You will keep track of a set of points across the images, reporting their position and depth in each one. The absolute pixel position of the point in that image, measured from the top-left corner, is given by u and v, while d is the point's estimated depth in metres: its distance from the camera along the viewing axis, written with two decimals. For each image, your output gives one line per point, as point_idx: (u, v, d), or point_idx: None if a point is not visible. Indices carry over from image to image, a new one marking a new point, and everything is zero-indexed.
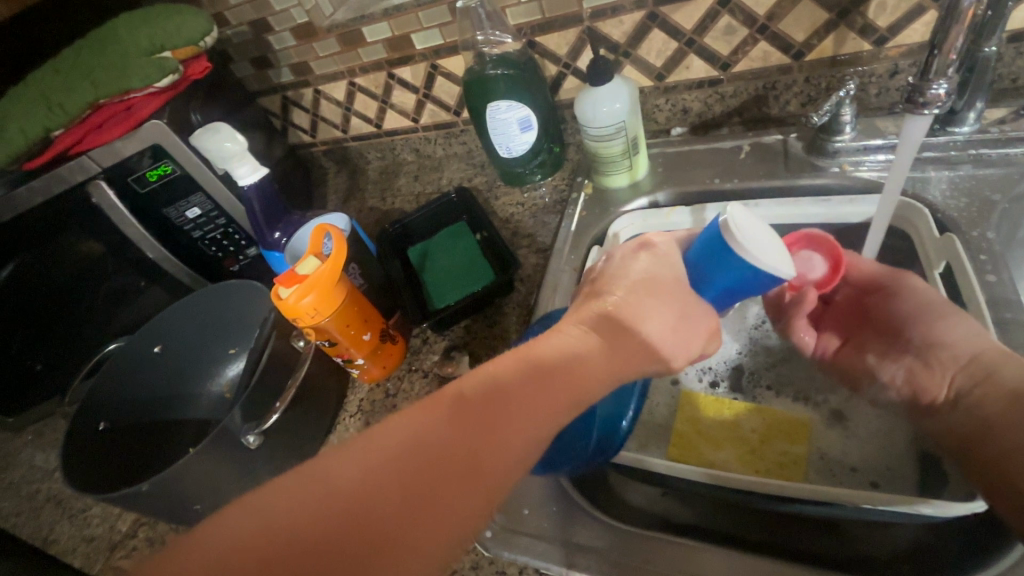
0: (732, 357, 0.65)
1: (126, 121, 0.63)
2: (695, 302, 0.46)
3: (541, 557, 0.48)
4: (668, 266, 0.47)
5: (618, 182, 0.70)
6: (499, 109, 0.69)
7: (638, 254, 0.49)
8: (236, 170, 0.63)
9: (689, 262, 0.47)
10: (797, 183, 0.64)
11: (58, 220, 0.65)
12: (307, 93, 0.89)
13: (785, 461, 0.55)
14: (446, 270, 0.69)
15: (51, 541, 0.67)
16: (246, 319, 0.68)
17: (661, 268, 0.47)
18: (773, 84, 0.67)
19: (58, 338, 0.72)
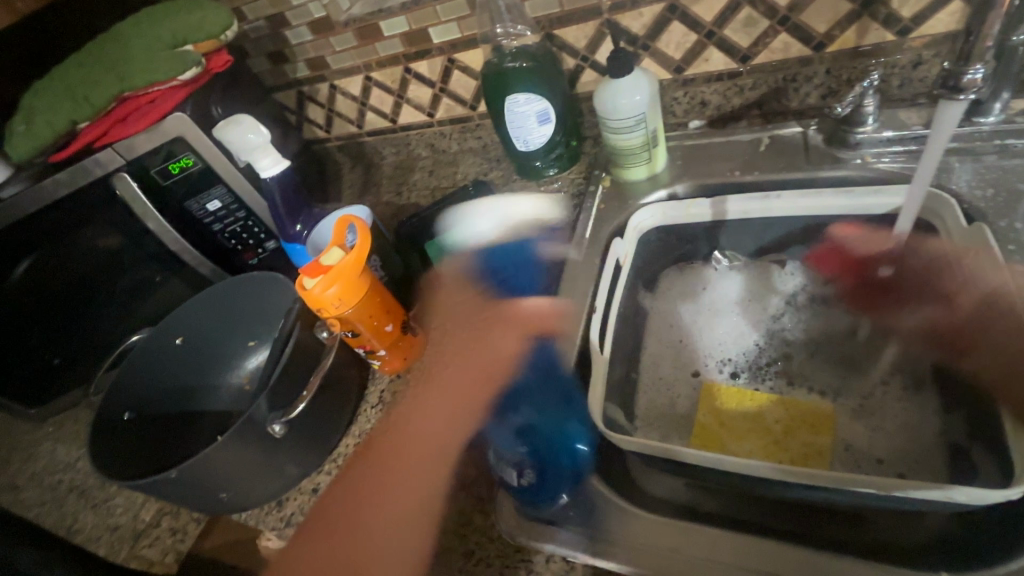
0: (752, 348, 0.65)
1: (150, 114, 0.63)
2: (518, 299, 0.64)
3: (567, 545, 0.47)
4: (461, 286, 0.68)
5: (637, 176, 0.70)
6: (517, 102, 0.69)
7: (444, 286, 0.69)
8: (259, 162, 0.62)
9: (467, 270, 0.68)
10: (819, 175, 0.64)
11: (82, 211, 0.66)
12: (323, 88, 0.89)
13: (809, 451, 0.55)
14: (460, 265, 0.69)
15: (75, 530, 0.68)
16: (266, 312, 0.68)
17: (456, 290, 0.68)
18: (793, 77, 0.66)
19: (79, 331, 0.73)
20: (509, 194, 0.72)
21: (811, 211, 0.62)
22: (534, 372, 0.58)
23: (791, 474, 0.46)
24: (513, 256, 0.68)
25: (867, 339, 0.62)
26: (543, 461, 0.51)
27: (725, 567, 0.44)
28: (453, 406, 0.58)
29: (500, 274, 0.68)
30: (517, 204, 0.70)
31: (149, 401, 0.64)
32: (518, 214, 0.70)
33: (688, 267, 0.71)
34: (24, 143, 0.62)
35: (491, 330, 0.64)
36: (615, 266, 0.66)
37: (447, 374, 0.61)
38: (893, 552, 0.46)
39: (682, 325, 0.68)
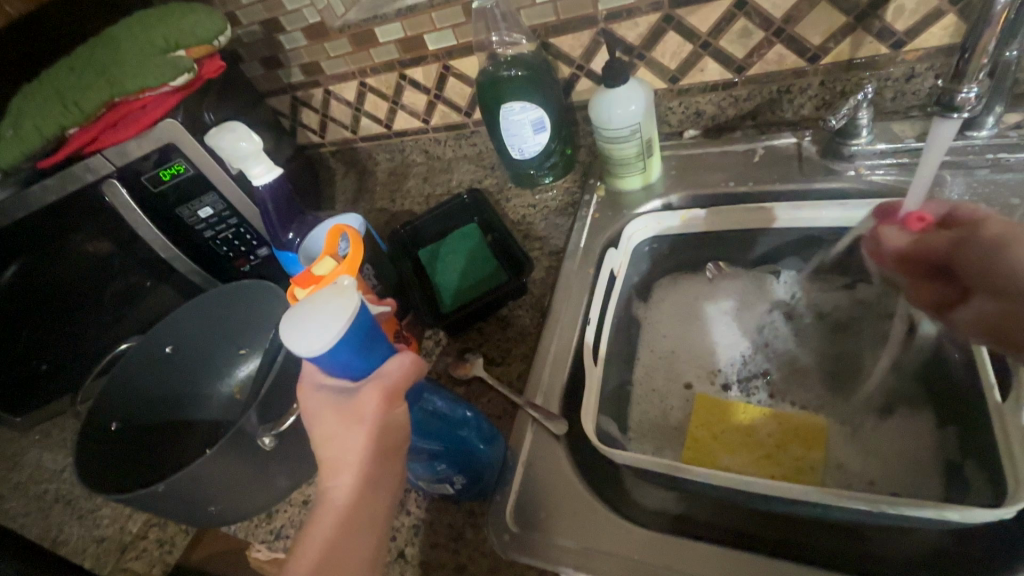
0: (743, 360, 0.65)
1: (139, 121, 0.62)
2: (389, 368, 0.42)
3: (560, 562, 0.47)
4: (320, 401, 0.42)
5: (631, 185, 0.70)
6: (512, 110, 0.69)
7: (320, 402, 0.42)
8: (252, 170, 0.60)
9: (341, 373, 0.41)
10: (811, 187, 0.64)
11: (69, 218, 0.65)
12: (317, 93, 0.89)
13: (800, 466, 0.55)
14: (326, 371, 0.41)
15: (60, 542, 0.67)
16: (259, 320, 0.68)
17: (323, 407, 0.42)
18: (788, 88, 0.67)
19: (66, 338, 0.72)
20: (310, 300, 0.40)
21: (805, 223, 0.63)
22: (415, 405, 0.46)
23: (783, 490, 0.46)
24: (368, 333, 0.41)
25: (861, 351, 0.62)
26: (466, 469, 0.49)
27: None
28: (379, 477, 0.42)
29: (357, 363, 0.41)
30: (319, 306, 0.39)
31: (135, 410, 0.63)
32: (322, 312, 0.39)
33: (682, 278, 0.71)
34: (12, 150, 0.61)
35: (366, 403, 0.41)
36: (610, 277, 0.65)
37: (334, 441, 0.42)
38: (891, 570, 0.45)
39: (675, 336, 0.68)
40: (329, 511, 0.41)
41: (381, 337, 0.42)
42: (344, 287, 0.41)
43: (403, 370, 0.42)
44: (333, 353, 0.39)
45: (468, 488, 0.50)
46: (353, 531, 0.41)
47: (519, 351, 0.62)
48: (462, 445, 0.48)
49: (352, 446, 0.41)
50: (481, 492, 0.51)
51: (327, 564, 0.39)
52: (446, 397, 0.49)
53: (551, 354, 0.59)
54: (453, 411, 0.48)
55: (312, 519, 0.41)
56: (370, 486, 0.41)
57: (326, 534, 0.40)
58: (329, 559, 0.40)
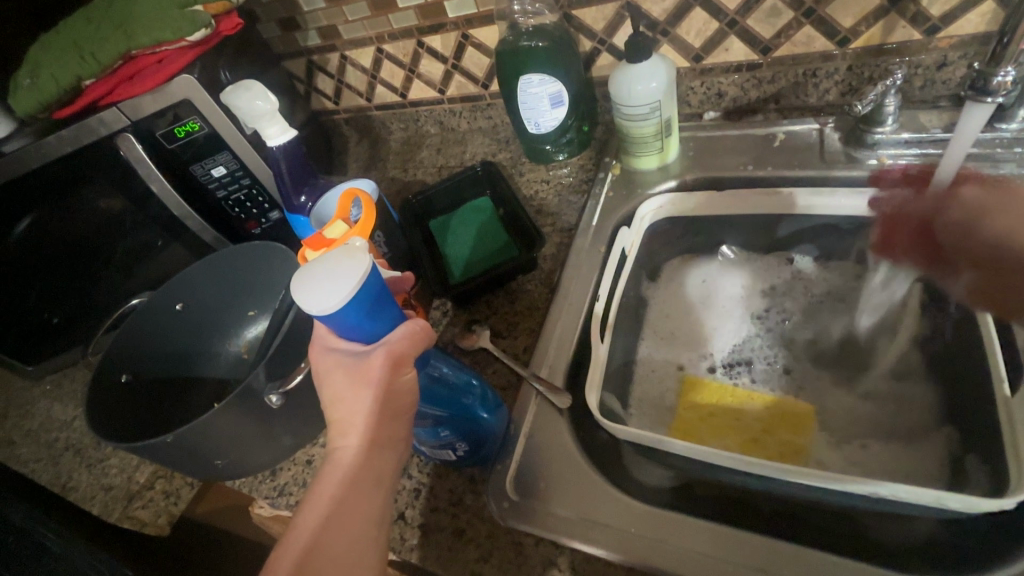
0: (738, 343, 0.65)
1: (157, 75, 0.62)
2: (396, 336, 0.42)
3: (554, 529, 0.47)
4: (332, 364, 0.42)
5: (648, 165, 0.69)
6: (530, 83, 0.68)
7: (331, 364, 0.42)
8: (267, 130, 0.59)
9: (347, 333, 0.41)
10: (832, 175, 0.62)
11: (83, 170, 0.65)
12: (333, 58, 0.88)
13: (786, 450, 0.56)
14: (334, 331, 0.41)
15: (69, 488, 0.68)
16: (269, 283, 0.69)
17: (334, 371, 0.42)
18: (813, 72, 0.65)
19: (76, 291, 0.73)
20: (320, 260, 0.40)
21: (822, 211, 0.61)
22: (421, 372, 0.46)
23: (782, 470, 0.46)
24: (377, 296, 0.40)
25: (869, 343, 0.62)
26: (468, 437, 0.49)
27: (718, 561, 0.44)
28: (387, 436, 0.43)
29: (362, 327, 0.40)
30: (329, 267, 0.39)
31: (145, 364, 0.63)
32: (330, 274, 0.38)
33: (693, 260, 0.70)
34: (29, 100, 0.61)
35: (373, 369, 0.41)
36: (621, 256, 0.64)
37: (344, 402, 0.42)
38: (892, 555, 0.45)
39: (679, 317, 0.68)
40: (336, 469, 0.42)
41: (391, 302, 0.42)
42: (354, 248, 0.40)
43: (411, 337, 0.42)
44: (342, 316, 0.39)
45: (469, 454, 0.51)
46: (358, 488, 0.41)
47: (527, 326, 0.62)
48: (465, 414, 0.49)
49: (361, 407, 0.42)
50: (480, 461, 0.52)
51: (332, 521, 0.40)
52: (450, 364, 0.49)
53: (557, 330, 0.59)
54: (457, 376, 0.49)
55: (321, 475, 0.42)
56: (377, 446, 0.42)
57: (334, 490, 0.41)
58: (334, 514, 0.40)
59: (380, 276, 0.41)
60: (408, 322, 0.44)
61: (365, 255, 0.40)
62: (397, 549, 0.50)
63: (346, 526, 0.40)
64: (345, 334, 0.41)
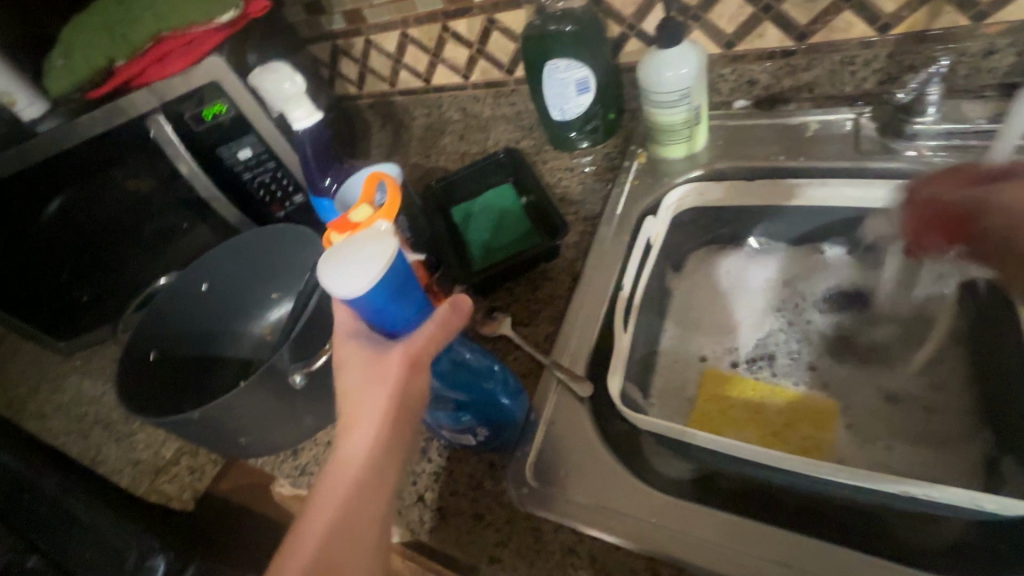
0: (762, 336, 0.64)
1: (186, 57, 0.62)
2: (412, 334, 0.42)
3: (573, 516, 0.47)
4: (350, 356, 0.43)
5: (674, 154, 0.68)
6: (556, 68, 0.68)
7: (352, 357, 0.43)
8: (293, 113, 0.60)
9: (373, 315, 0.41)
10: (867, 166, 0.61)
11: (114, 151, 0.66)
12: (359, 42, 0.88)
13: (807, 446, 0.55)
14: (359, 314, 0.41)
15: (98, 462, 0.70)
16: (293, 266, 0.69)
17: (351, 362, 0.42)
18: (852, 60, 0.63)
19: (106, 271, 0.75)
20: (347, 244, 0.39)
21: (846, 203, 0.60)
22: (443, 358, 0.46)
23: (812, 466, 0.45)
24: (403, 281, 0.40)
25: (901, 340, 0.60)
26: (489, 422, 0.50)
27: (740, 555, 0.43)
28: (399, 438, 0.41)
29: (388, 312, 0.41)
30: (358, 252, 0.39)
31: (171, 342, 0.64)
32: (358, 259, 0.38)
33: (718, 253, 0.69)
34: (61, 82, 0.63)
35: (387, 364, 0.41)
36: (645, 246, 0.63)
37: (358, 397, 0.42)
38: (921, 558, 0.44)
39: (702, 308, 0.67)
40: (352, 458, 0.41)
41: (416, 286, 0.42)
42: (380, 232, 0.40)
43: (429, 335, 0.42)
44: (370, 300, 0.39)
45: (489, 439, 0.51)
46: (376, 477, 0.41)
47: (550, 314, 0.62)
48: (486, 400, 0.49)
49: (374, 402, 0.41)
50: (501, 447, 0.52)
51: (341, 517, 0.39)
52: (473, 349, 0.49)
53: (580, 318, 0.59)
54: (480, 361, 0.49)
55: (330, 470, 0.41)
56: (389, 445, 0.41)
57: (342, 487, 0.40)
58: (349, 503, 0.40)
59: (406, 261, 0.41)
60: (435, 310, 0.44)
61: (392, 240, 0.39)
62: (415, 531, 0.50)
63: (353, 524, 0.39)
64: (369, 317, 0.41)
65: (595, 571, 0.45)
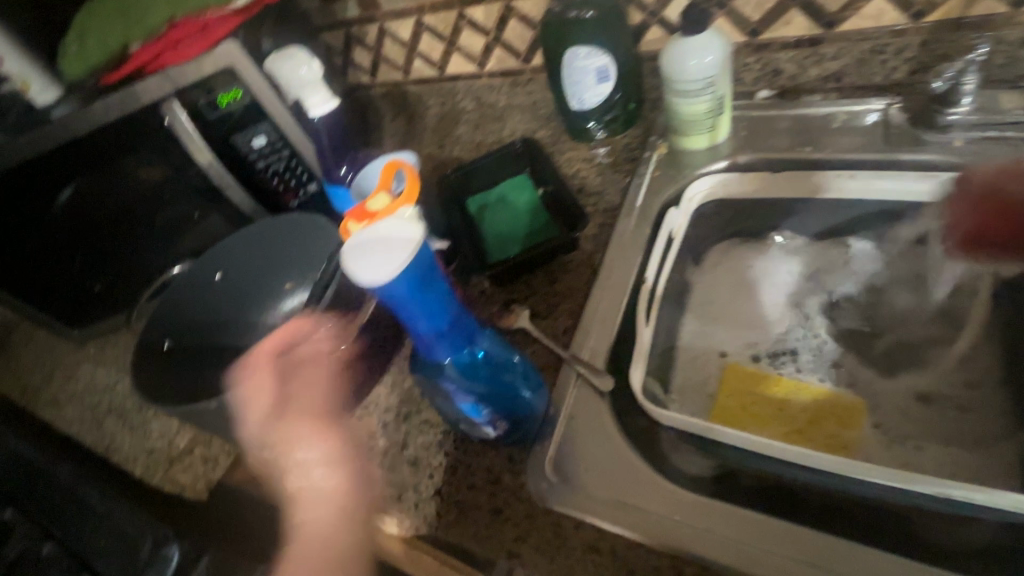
0: (786, 331, 0.62)
1: (201, 41, 0.61)
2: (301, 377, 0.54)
3: (595, 514, 0.46)
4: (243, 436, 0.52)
5: (696, 145, 0.67)
6: (578, 55, 0.66)
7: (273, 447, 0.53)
8: (309, 99, 0.63)
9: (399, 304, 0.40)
10: (898, 158, 0.59)
11: (126, 138, 0.65)
12: (372, 30, 0.87)
13: (832, 443, 0.54)
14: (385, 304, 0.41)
15: (113, 449, 0.70)
16: (308, 253, 0.68)
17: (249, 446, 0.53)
18: (884, 48, 0.61)
19: (118, 261, 0.74)
20: (374, 232, 0.38)
21: (879, 196, 0.59)
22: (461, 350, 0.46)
23: (846, 466, 0.45)
24: (431, 270, 0.40)
25: (929, 338, 0.58)
26: (509, 414, 0.49)
27: (768, 555, 0.42)
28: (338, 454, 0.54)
29: (414, 303, 0.40)
30: (388, 240, 0.38)
31: (182, 327, 0.65)
32: (388, 247, 0.37)
33: (741, 246, 0.67)
34: (78, 65, 0.63)
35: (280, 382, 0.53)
36: (667, 240, 0.62)
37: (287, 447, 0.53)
38: (954, 561, 0.43)
39: (723, 302, 0.66)
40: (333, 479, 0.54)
41: (441, 276, 0.42)
42: (407, 215, 0.40)
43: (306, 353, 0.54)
44: (400, 289, 0.38)
45: (509, 432, 0.50)
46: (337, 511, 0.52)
47: (569, 306, 0.61)
48: (506, 392, 0.48)
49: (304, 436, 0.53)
50: (521, 440, 0.51)
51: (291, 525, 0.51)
52: (492, 339, 0.48)
53: (600, 312, 0.58)
54: (501, 352, 0.48)
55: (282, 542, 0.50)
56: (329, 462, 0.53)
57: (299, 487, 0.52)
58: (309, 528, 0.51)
59: (432, 249, 0.40)
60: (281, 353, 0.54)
61: (419, 227, 0.39)
62: (432, 525, 0.50)
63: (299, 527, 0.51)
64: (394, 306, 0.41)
65: (618, 569, 0.44)
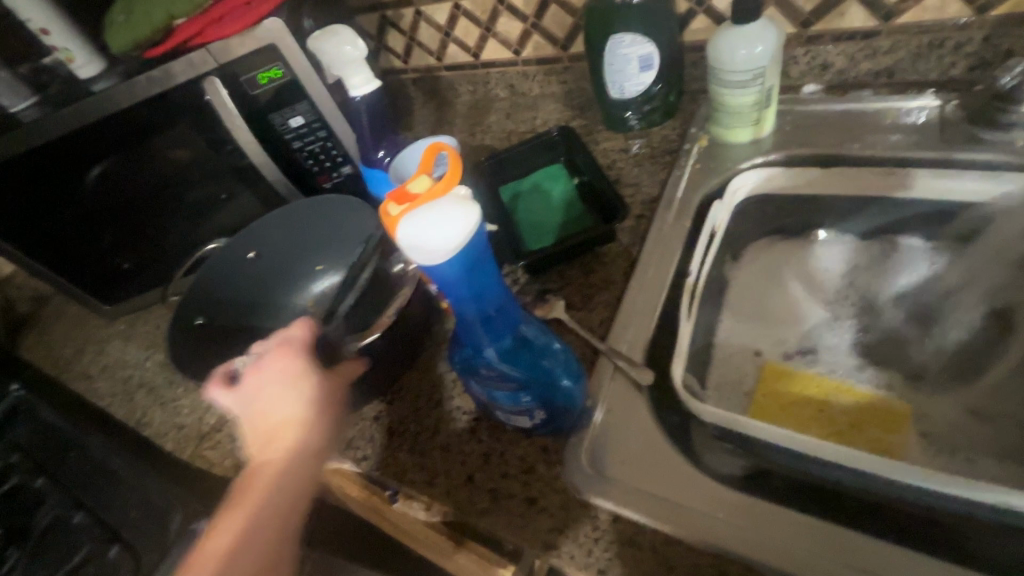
0: (826, 333, 0.61)
1: (246, 17, 0.60)
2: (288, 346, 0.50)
3: (634, 508, 0.45)
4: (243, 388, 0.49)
5: (741, 138, 0.65)
6: (621, 42, 0.65)
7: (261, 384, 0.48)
8: (350, 79, 0.63)
9: (446, 283, 0.41)
10: (955, 156, 0.57)
11: (162, 117, 0.65)
12: (407, 13, 0.86)
13: (877, 447, 0.53)
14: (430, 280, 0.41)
15: (144, 424, 0.70)
16: (339, 238, 0.68)
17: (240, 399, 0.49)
18: (942, 42, 0.60)
19: (147, 239, 0.75)
20: (429, 211, 0.37)
21: (936, 195, 0.57)
22: (500, 337, 0.46)
23: (892, 469, 0.43)
24: (481, 252, 0.40)
25: (975, 346, 0.57)
26: (548, 405, 0.48)
27: (814, 557, 0.42)
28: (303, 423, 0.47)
29: (461, 282, 0.41)
30: (443, 223, 0.37)
31: (217, 304, 0.65)
32: (444, 230, 0.37)
33: (781, 242, 0.66)
34: (123, 38, 0.62)
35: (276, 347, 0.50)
36: (711, 233, 0.61)
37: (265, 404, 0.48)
38: (1009, 573, 0.41)
39: (762, 300, 0.64)
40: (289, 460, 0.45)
41: (490, 258, 0.42)
42: (460, 197, 0.38)
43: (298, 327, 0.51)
44: (450, 266, 0.39)
45: (545, 423, 0.49)
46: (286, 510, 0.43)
47: (606, 298, 0.60)
48: (546, 382, 0.47)
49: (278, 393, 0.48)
50: (556, 430, 0.50)
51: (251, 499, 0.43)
52: (535, 327, 0.48)
53: (639, 304, 0.57)
54: (541, 340, 0.48)
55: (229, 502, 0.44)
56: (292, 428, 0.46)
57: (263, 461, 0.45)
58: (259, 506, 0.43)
59: (483, 231, 0.40)
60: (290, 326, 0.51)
61: (475, 210, 0.38)
62: (465, 511, 0.50)
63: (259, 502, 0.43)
64: (439, 282, 0.41)
65: (659, 564, 0.44)
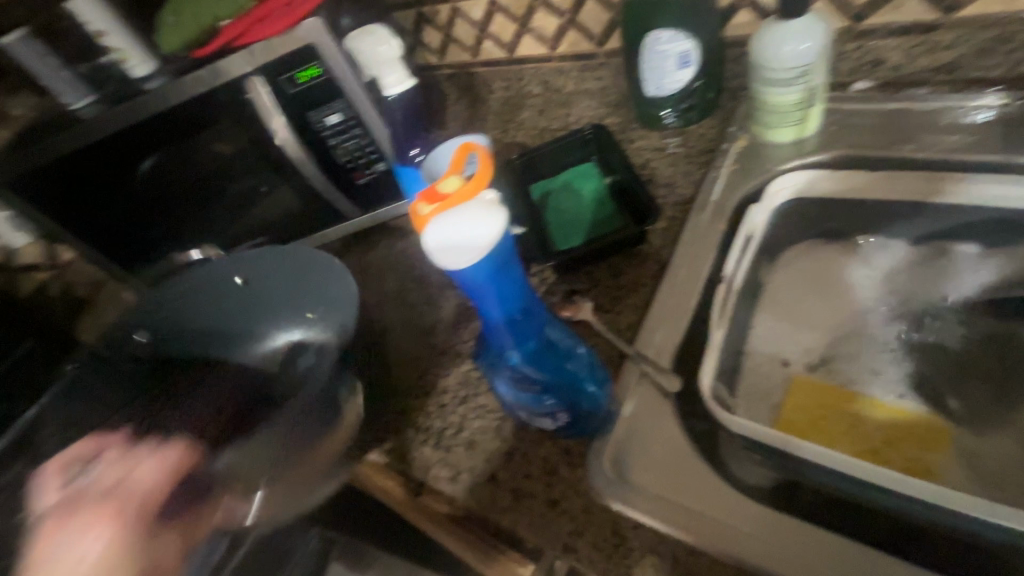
0: (868, 344, 0.58)
1: (286, 17, 0.62)
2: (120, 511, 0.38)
3: (655, 518, 0.45)
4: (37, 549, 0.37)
5: (781, 138, 0.63)
6: (659, 39, 0.63)
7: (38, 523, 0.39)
8: (385, 79, 0.71)
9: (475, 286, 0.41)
10: (1016, 160, 0.54)
11: (207, 114, 0.67)
12: (445, 10, 0.86)
13: (913, 467, 0.50)
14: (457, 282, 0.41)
15: None
16: (326, 294, 0.61)
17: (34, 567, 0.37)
18: (1008, 37, 0.56)
19: (191, 229, 0.79)
20: (457, 216, 0.37)
21: (996, 202, 0.54)
22: (525, 342, 0.46)
23: (942, 495, 0.41)
24: (507, 257, 0.40)
25: None
26: (575, 411, 0.48)
27: None
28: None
29: (487, 288, 0.41)
30: (472, 229, 0.37)
31: (176, 337, 0.63)
32: (472, 236, 0.37)
33: (820, 246, 0.64)
34: (173, 39, 0.66)
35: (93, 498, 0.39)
36: (748, 236, 0.59)
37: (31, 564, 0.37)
38: None
39: (799, 308, 0.62)
40: None
41: (517, 262, 0.42)
42: (488, 201, 0.38)
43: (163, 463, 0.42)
44: (476, 270, 0.39)
45: (570, 428, 0.49)
46: None
47: (636, 301, 0.59)
48: (572, 389, 0.47)
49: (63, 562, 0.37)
50: (578, 436, 0.50)
51: None
52: (558, 331, 0.49)
53: (669, 308, 0.56)
54: (565, 343, 0.49)
55: None
56: None
57: None
58: None
59: (510, 236, 0.40)
60: (164, 451, 0.43)
61: (501, 215, 0.38)
62: (484, 511, 0.50)
63: None
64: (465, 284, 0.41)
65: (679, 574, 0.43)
